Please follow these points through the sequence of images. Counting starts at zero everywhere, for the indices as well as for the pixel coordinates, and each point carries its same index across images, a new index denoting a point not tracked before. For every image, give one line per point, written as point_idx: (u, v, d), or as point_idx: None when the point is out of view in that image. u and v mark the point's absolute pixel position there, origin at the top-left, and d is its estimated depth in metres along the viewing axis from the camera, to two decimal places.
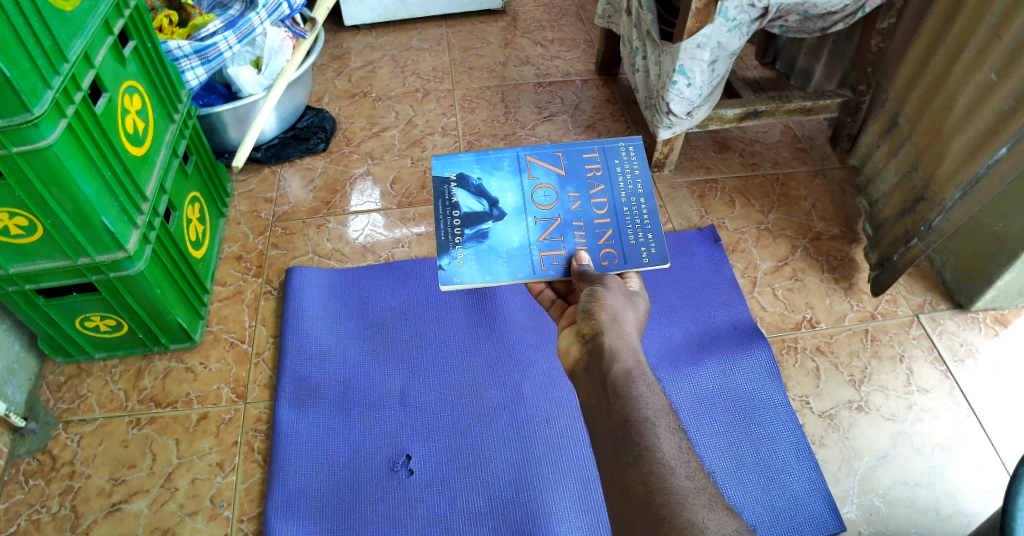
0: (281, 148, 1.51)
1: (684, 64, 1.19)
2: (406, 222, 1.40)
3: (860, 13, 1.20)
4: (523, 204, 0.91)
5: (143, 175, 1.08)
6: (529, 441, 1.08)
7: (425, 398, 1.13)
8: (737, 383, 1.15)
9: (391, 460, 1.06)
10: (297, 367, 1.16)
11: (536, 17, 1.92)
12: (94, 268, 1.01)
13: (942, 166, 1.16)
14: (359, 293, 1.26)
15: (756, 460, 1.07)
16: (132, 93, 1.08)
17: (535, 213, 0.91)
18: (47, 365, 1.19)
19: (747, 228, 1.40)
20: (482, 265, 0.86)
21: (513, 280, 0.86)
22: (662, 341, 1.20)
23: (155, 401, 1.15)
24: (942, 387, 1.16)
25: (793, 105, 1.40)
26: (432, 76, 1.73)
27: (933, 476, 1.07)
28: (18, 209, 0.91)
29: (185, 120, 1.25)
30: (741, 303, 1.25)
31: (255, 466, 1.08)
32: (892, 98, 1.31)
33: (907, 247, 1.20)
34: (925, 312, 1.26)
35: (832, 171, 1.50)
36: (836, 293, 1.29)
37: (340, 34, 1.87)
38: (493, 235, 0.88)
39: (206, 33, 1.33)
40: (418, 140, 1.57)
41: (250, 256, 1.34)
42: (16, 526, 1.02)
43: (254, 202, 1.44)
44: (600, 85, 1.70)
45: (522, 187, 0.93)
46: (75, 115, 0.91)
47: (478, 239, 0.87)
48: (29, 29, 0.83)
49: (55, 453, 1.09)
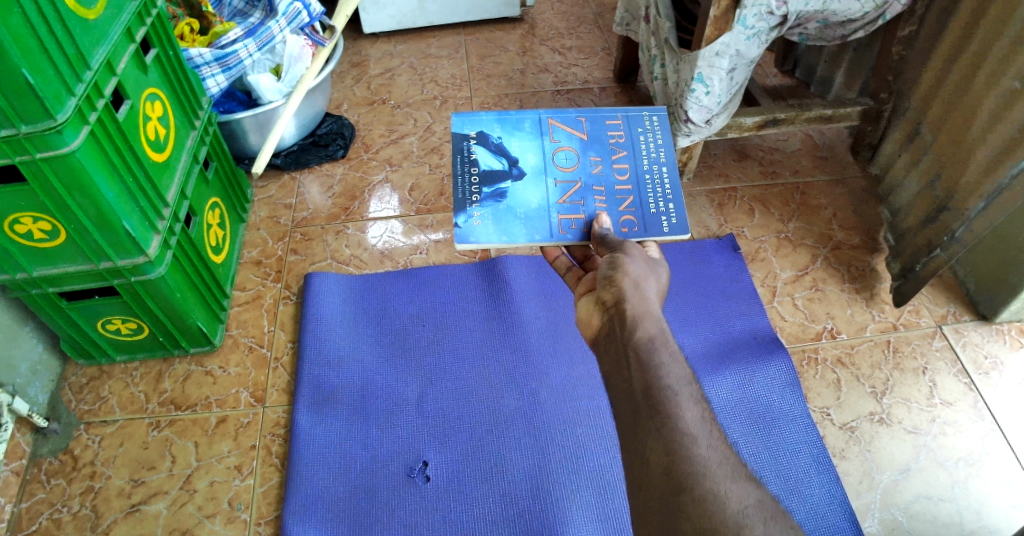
0: (301, 154, 1.52)
1: (702, 72, 1.19)
2: (425, 229, 1.40)
3: (880, 21, 1.18)
4: (547, 168, 0.92)
5: (164, 181, 1.09)
6: (544, 449, 1.08)
7: (442, 405, 1.13)
8: (754, 393, 1.14)
9: (408, 466, 1.07)
10: (316, 372, 1.17)
11: (553, 25, 1.92)
12: (115, 272, 1.03)
13: (965, 175, 1.15)
14: (379, 298, 1.27)
15: (774, 472, 1.06)
16: (153, 100, 1.09)
17: (558, 180, 0.91)
18: (70, 367, 1.21)
19: (766, 237, 1.39)
20: (502, 223, 0.86)
21: (534, 242, 0.86)
22: (680, 351, 1.20)
23: (176, 403, 1.16)
24: (965, 400, 1.15)
25: (813, 113, 1.39)
26: (449, 84, 1.74)
27: (957, 491, 1.06)
28: (41, 214, 0.93)
29: (205, 127, 1.26)
30: (760, 313, 1.25)
31: (273, 469, 1.09)
32: (914, 106, 1.30)
33: (929, 256, 1.19)
34: (948, 323, 1.25)
35: (851, 179, 1.49)
36: (856, 304, 1.28)
37: (359, 41, 1.89)
38: (516, 193, 0.89)
39: (227, 41, 1.35)
40: (436, 147, 1.58)
41: (270, 261, 1.35)
42: (37, 526, 1.03)
43: (274, 207, 1.45)
44: (618, 92, 1.70)
45: (545, 151, 0.93)
46: (98, 122, 0.92)
47: (498, 194, 0.88)
48: (52, 37, 0.85)
49: (77, 453, 1.11)
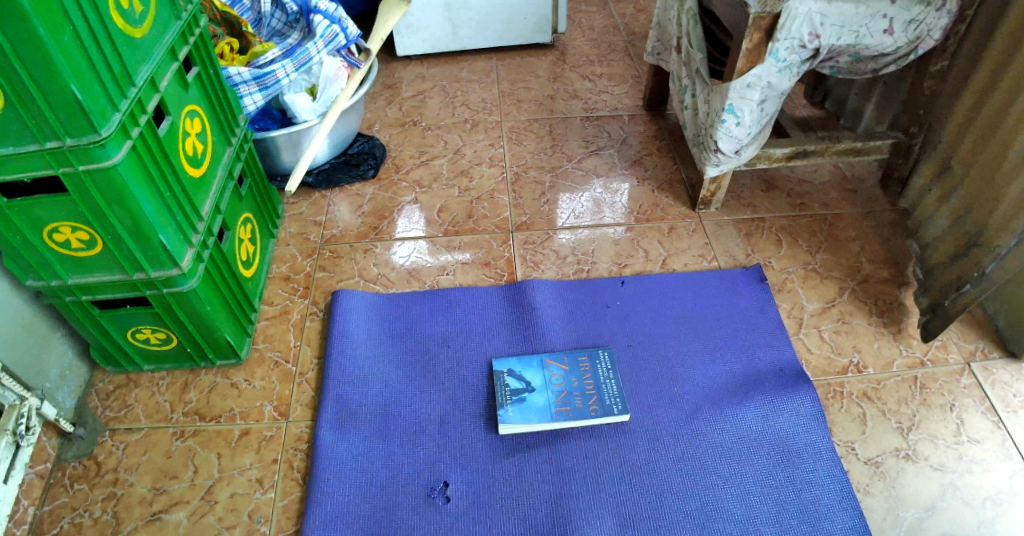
0: (332, 172, 1.56)
1: (733, 103, 1.20)
2: (452, 249, 1.41)
3: (913, 55, 1.18)
4: (545, 381, 1.16)
5: (200, 197, 1.12)
6: (567, 474, 1.07)
7: (463, 426, 1.13)
8: (779, 426, 1.12)
9: (428, 486, 1.06)
10: (340, 389, 1.17)
11: (585, 52, 1.95)
12: (149, 283, 1.05)
13: (997, 211, 1.13)
14: (405, 318, 1.28)
15: (798, 507, 1.04)
16: (193, 117, 1.12)
17: (552, 383, 1.16)
18: (98, 373, 1.23)
19: (793, 268, 1.38)
20: (519, 413, 1.12)
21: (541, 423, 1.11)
22: (704, 380, 1.18)
23: (200, 414, 1.17)
24: (993, 438, 1.12)
25: (844, 146, 1.39)
26: (481, 107, 1.77)
27: (983, 531, 1.03)
28: (81, 224, 0.95)
29: (241, 144, 1.29)
30: (785, 344, 1.24)
31: (294, 484, 1.09)
32: (946, 140, 1.30)
33: (957, 293, 1.17)
34: (977, 360, 1.23)
35: (880, 213, 1.48)
36: (884, 338, 1.27)
37: (393, 64, 1.93)
38: (525, 393, 1.15)
39: (265, 60, 1.40)
40: (466, 169, 1.59)
41: (298, 276, 1.37)
42: (58, 529, 1.04)
43: (304, 224, 1.48)
44: (647, 120, 1.71)
45: (541, 368, 1.18)
46: (140, 137, 0.95)
47: (513, 398, 1.14)
48: (100, 55, 0.88)
49: (101, 459, 1.12)
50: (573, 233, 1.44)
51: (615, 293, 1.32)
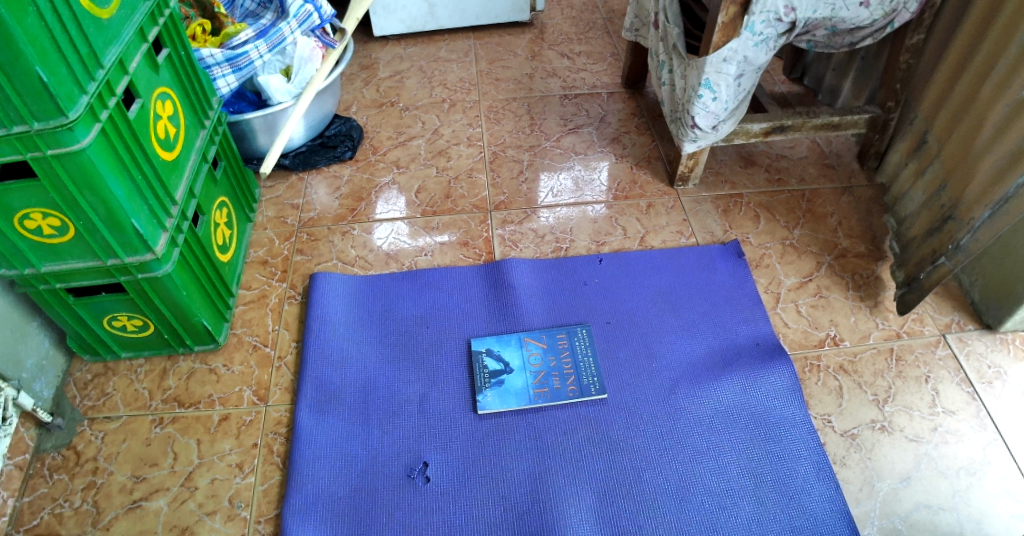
0: (309, 155, 1.54)
1: (709, 78, 1.19)
2: (430, 231, 1.41)
3: (889, 29, 1.18)
4: (523, 362, 1.17)
5: (173, 180, 1.10)
6: (545, 451, 1.08)
7: (443, 406, 1.13)
8: (757, 399, 1.13)
9: (409, 467, 1.07)
10: (319, 372, 1.17)
11: (564, 30, 1.93)
12: (123, 268, 1.04)
13: (970, 187, 1.14)
14: (383, 300, 1.27)
15: (776, 479, 1.05)
16: (164, 99, 1.10)
17: (529, 364, 1.17)
18: (75, 363, 1.21)
19: (772, 244, 1.39)
20: (498, 397, 1.13)
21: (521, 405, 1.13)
22: (683, 356, 1.19)
23: (179, 401, 1.16)
24: (967, 409, 1.14)
25: (821, 120, 1.39)
26: (458, 87, 1.75)
27: (957, 500, 1.04)
28: (51, 210, 0.94)
29: (215, 127, 1.27)
30: (763, 319, 1.24)
31: (273, 468, 1.08)
32: (920, 118, 1.31)
33: (933, 266, 1.17)
34: (952, 332, 1.24)
35: (858, 188, 1.48)
36: (861, 311, 1.28)
37: (369, 44, 1.90)
38: (503, 375, 1.15)
39: (238, 41, 1.37)
40: (444, 149, 1.58)
41: (275, 260, 1.36)
42: (39, 520, 1.04)
43: (281, 208, 1.46)
44: (626, 98, 1.71)
45: (519, 347, 1.19)
46: (109, 120, 0.93)
47: (491, 382, 1.15)
48: (66, 36, 0.86)
49: (80, 449, 1.11)
50: (552, 212, 1.44)
51: (594, 271, 1.32)
